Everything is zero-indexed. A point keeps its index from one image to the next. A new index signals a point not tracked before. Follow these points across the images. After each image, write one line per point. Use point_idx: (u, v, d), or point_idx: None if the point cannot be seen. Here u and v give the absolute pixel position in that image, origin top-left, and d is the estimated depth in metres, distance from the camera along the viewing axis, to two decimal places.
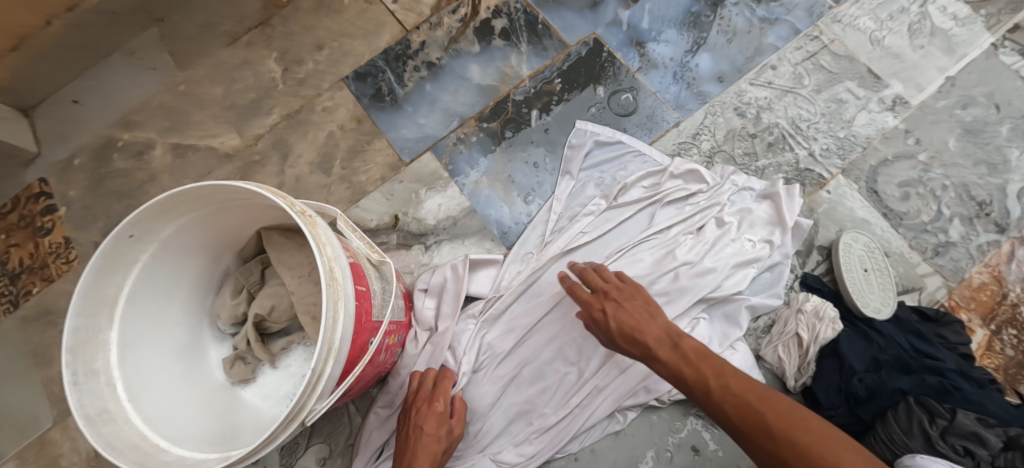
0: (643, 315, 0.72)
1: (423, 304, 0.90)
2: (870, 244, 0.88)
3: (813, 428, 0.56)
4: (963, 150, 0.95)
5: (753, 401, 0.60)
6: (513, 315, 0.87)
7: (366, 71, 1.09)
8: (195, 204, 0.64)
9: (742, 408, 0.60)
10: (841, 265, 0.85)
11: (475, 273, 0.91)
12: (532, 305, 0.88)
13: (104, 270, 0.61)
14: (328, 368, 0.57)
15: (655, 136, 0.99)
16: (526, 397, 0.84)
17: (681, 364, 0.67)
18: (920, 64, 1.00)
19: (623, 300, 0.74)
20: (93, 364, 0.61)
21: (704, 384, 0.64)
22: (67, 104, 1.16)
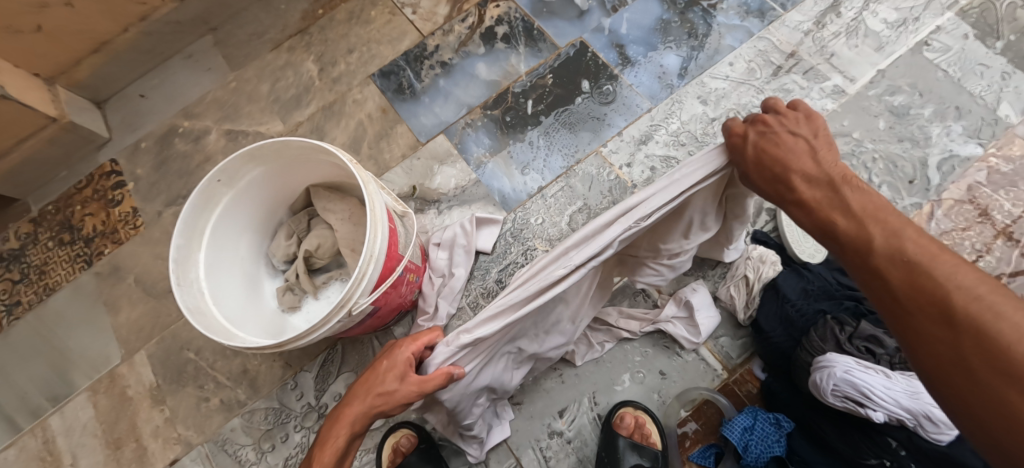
0: (800, 145, 0.62)
1: (437, 255, 1.10)
2: None
3: None
4: (891, 130, 1.14)
5: (909, 262, 0.51)
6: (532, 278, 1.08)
7: (390, 70, 1.30)
8: (267, 158, 0.84)
9: (891, 260, 0.53)
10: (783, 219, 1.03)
11: (482, 230, 1.11)
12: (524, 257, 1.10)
13: (198, 204, 0.80)
14: (370, 270, 0.75)
15: (633, 120, 1.18)
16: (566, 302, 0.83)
17: (838, 214, 0.57)
18: (855, 60, 1.19)
19: (783, 125, 0.63)
20: (189, 275, 0.79)
21: (851, 221, 0.56)
22: (135, 98, 1.38)
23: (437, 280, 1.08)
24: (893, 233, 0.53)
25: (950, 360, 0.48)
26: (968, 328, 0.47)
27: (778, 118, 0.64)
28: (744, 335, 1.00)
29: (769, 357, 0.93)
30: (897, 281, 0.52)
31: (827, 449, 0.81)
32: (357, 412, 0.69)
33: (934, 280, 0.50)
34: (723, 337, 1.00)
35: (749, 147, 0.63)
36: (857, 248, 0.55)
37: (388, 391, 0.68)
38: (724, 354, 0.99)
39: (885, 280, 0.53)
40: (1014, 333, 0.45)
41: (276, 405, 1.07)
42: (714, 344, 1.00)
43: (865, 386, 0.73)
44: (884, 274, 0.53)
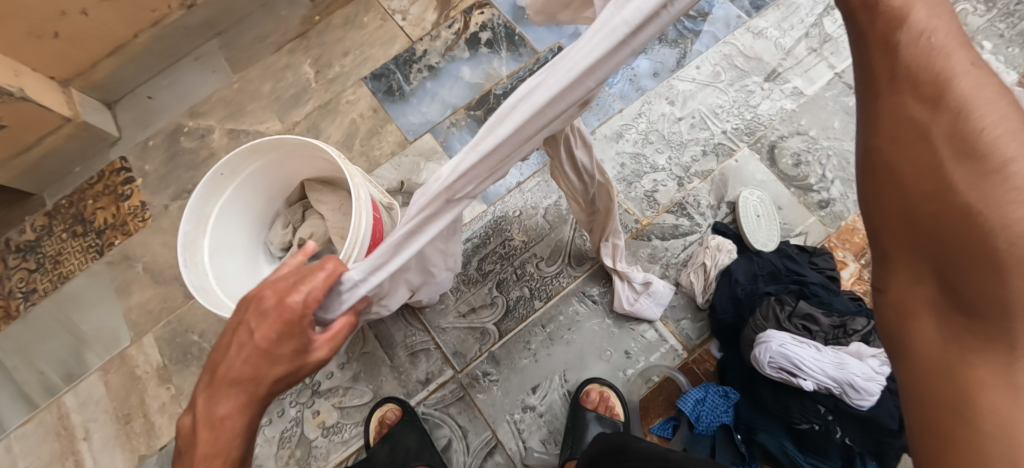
0: None
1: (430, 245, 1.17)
2: (763, 198, 1.14)
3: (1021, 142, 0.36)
4: (845, 128, 1.22)
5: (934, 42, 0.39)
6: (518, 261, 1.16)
7: (381, 73, 1.39)
8: (268, 153, 0.92)
9: (914, 40, 0.39)
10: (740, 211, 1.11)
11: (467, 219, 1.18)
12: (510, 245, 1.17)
13: (205, 194, 0.87)
14: (354, 252, 0.83)
15: (606, 118, 1.26)
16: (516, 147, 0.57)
17: None
18: (812, 63, 1.28)
19: None
20: (196, 258, 0.87)
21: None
22: (143, 99, 1.47)
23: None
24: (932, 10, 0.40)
25: (915, 143, 0.39)
26: (950, 109, 0.38)
27: None
28: (704, 318, 1.08)
29: (725, 337, 1.02)
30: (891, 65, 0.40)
31: (768, 414, 0.92)
32: (241, 426, 0.51)
33: (944, 63, 0.39)
34: (684, 320, 1.09)
35: None
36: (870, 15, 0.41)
37: (262, 375, 0.50)
38: (684, 335, 1.08)
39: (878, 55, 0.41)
40: (995, 115, 0.37)
41: None
42: (676, 325, 1.09)
43: (796, 357, 0.84)
44: (898, 51, 0.40)
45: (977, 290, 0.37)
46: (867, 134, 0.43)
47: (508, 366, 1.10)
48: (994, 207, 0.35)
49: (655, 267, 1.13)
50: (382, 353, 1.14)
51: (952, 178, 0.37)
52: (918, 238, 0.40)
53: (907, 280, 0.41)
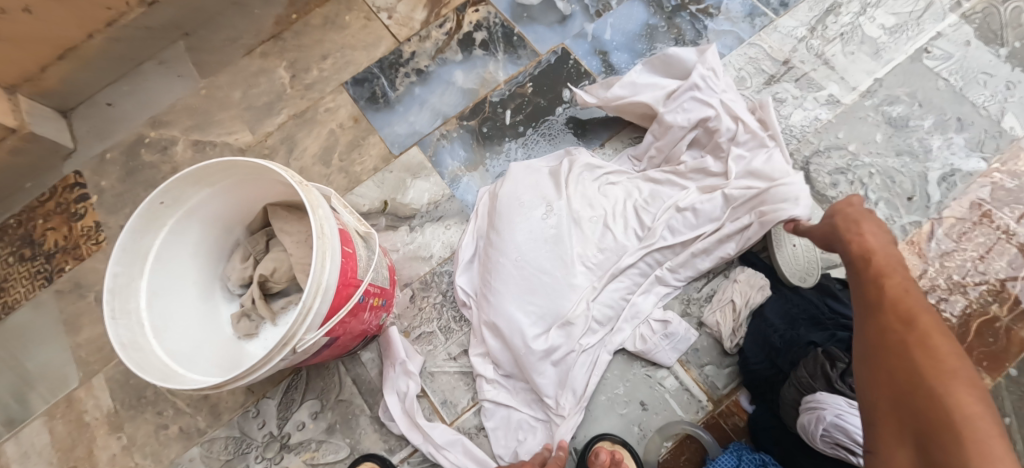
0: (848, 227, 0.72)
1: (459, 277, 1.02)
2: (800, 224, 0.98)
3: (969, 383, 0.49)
4: (888, 142, 1.07)
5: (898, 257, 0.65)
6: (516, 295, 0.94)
7: (363, 77, 1.24)
8: (217, 177, 0.78)
9: (895, 287, 0.60)
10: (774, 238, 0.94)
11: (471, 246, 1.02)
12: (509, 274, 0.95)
13: (139, 228, 0.75)
14: (315, 304, 0.69)
15: (615, 131, 1.13)
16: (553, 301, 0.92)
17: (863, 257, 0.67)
18: (848, 67, 1.13)
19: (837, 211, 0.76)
20: (127, 304, 0.74)
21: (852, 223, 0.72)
22: (102, 107, 1.29)
23: (423, 296, 1.05)
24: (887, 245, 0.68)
25: (896, 348, 0.55)
26: (917, 330, 0.55)
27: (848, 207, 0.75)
28: (731, 364, 0.94)
29: (756, 387, 0.88)
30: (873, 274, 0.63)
31: None
32: None
33: (910, 300, 0.58)
34: (708, 365, 0.94)
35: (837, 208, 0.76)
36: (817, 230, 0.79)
37: None
38: (709, 384, 0.93)
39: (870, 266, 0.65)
40: (950, 349, 0.52)
41: (237, 434, 1.02)
42: (699, 372, 0.94)
43: (856, 433, 0.70)
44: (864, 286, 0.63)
45: (948, 456, 0.46)
46: (866, 334, 0.59)
47: (505, 420, 0.94)
48: (952, 396, 0.48)
49: (676, 304, 0.98)
50: (361, 402, 1.00)
51: (925, 371, 0.51)
52: (898, 411, 0.52)
53: (894, 440, 0.51)
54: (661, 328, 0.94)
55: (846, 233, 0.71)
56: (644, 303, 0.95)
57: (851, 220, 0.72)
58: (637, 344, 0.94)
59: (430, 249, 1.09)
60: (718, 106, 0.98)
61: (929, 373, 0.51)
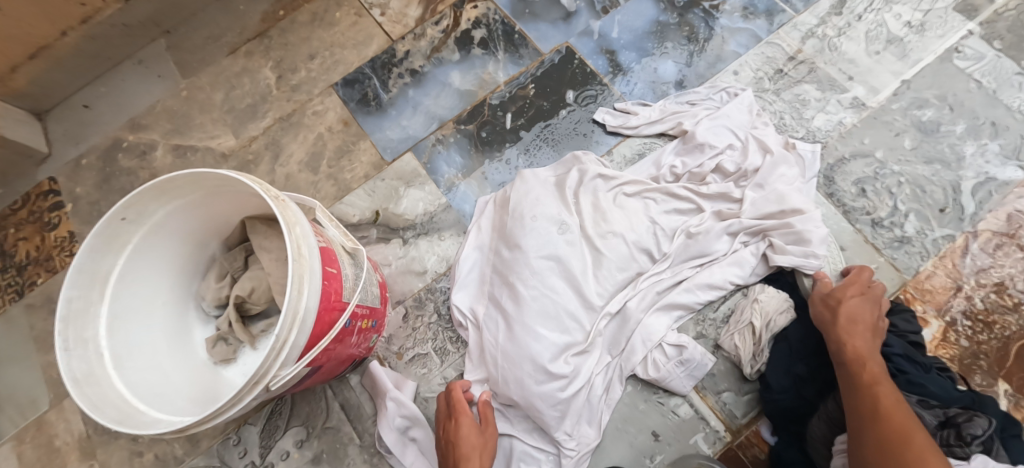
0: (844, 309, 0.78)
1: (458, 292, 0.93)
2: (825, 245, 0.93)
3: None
4: (917, 149, 1.00)
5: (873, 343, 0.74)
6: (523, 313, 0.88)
7: (354, 78, 1.17)
8: (185, 189, 0.71)
9: (876, 387, 0.67)
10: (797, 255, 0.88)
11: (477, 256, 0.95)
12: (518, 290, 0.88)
13: (98, 247, 0.67)
14: (292, 336, 0.62)
15: (624, 136, 1.06)
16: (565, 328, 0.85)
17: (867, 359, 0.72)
18: (873, 68, 1.06)
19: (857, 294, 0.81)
20: (84, 332, 0.67)
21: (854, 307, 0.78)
22: (78, 108, 1.20)
23: (417, 315, 0.98)
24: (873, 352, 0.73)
25: (886, 449, 0.60)
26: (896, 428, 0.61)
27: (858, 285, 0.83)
28: (751, 391, 0.87)
29: (776, 419, 0.81)
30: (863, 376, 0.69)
31: None
32: None
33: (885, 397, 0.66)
34: (726, 392, 0.88)
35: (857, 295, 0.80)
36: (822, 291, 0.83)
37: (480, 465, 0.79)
38: (727, 413, 0.87)
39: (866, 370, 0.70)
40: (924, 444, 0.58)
41: (216, 463, 0.94)
42: (716, 400, 0.88)
43: None
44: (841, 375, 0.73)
45: None
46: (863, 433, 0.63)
47: (506, 452, 0.86)
48: None
49: (691, 326, 0.92)
50: (350, 430, 0.93)
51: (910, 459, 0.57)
52: None
53: None
54: (676, 354, 0.87)
55: (846, 331, 0.75)
56: (655, 324, 0.88)
57: (847, 314, 0.77)
58: (650, 370, 0.87)
59: (425, 263, 1.02)
60: (747, 140, 0.97)
61: (904, 454, 0.58)
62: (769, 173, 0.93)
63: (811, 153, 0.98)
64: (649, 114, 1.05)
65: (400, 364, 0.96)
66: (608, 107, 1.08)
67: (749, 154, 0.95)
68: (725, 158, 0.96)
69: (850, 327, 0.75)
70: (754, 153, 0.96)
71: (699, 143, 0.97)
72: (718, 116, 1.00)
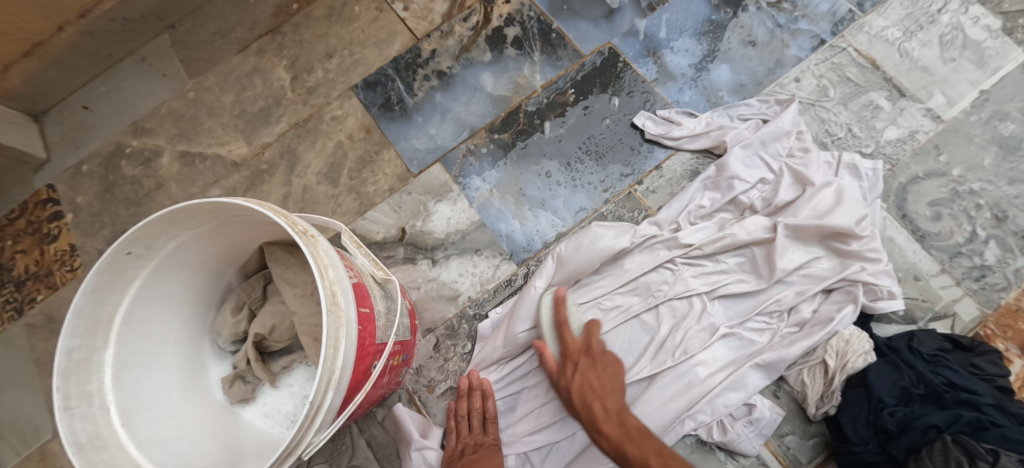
0: (604, 386, 0.76)
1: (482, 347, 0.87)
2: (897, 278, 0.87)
3: None
4: (999, 168, 0.91)
5: (622, 406, 0.74)
6: None
7: (375, 80, 1.07)
8: (199, 218, 0.63)
9: (659, 446, 0.67)
10: (875, 301, 0.80)
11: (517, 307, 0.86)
12: None
13: (101, 286, 0.59)
14: (328, 399, 0.55)
15: (672, 149, 0.97)
16: None
17: (624, 442, 0.69)
18: (950, 77, 0.96)
19: (574, 373, 0.77)
20: (86, 386, 0.59)
21: (591, 373, 0.76)
22: (77, 110, 1.11)
23: (450, 345, 0.91)
24: (612, 411, 0.73)
25: None
26: None
27: (588, 349, 0.78)
28: (817, 434, 0.81)
29: None
30: None
31: None
32: None
33: None
34: (789, 436, 0.82)
35: (576, 376, 0.76)
36: (555, 373, 0.78)
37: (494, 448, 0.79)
38: (790, 458, 0.81)
39: (629, 446, 0.68)
40: None
41: None
42: (779, 444, 0.81)
43: None
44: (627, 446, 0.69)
45: None
46: None
47: None
48: None
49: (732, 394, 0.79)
50: None
51: None
52: None
53: None
54: (745, 413, 0.80)
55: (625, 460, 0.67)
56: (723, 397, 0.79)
57: (608, 385, 0.76)
58: (715, 433, 0.79)
59: (457, 287, 0.94)
60: (781, 174, 0.88)
61: None
62: (806, 206, 0.83)
63: (873, 170, 0.88)
64: (693, 126, 0.96)
65: (431, 398, 0.89)
66: (650, 112, 0.99)
67: (781, 189, 0.86)
68: (755, 194, 0.88)
69: (591, 408, 0.73)
70: (786, 187, 0.86)
71: (728, 178, 0.89)
72: (751, 142, 0.90)
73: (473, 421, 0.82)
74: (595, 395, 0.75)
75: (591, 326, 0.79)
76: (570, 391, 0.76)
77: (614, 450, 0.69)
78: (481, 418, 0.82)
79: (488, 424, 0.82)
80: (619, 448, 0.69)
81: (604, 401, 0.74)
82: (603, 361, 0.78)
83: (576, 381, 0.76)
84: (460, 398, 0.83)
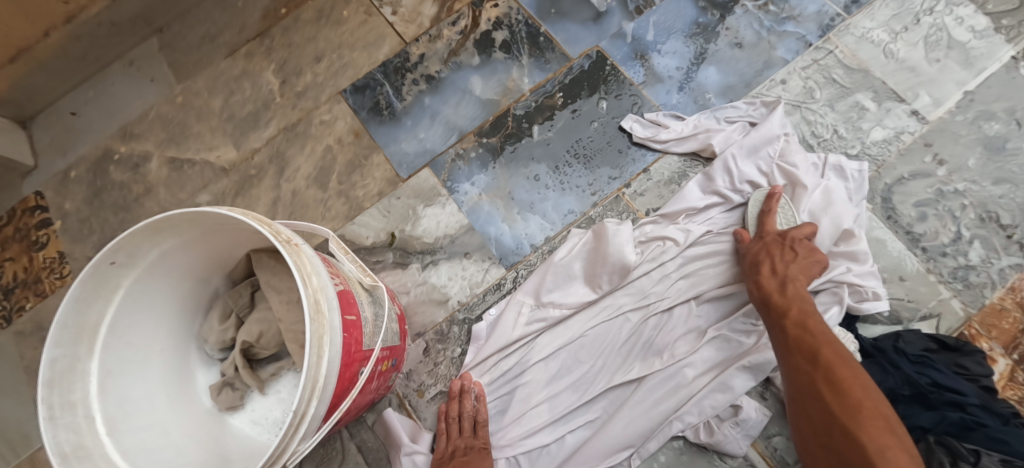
0: (780, 249, 0.78)
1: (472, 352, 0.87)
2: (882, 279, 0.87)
3: (870, 402, 0.60)
4: (983, 168, 0.91)
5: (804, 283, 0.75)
6: (557, 362, 0.84)
7: (365, 84, 1.07)
8: (184, 227, 0.63)
9: (824, 334, 0.68)
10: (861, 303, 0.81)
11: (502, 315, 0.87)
12: (556, 334, 0.85)
13: (85, 296, 0.59)
14: (311, 408, 0.55)
15: (660, 151, 0.97)
16: (592, 380, 0.83)
17: (775, 294, 0.74)
18: (935, 78, 0.97)
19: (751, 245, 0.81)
20: (71, 396, 0.59)
21: (777, 247, 0.78)
22: (64, 115, 1.10)
23: (439, 349, 0.91)
24: (801, 295, 0.73)
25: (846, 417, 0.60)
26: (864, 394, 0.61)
27: (790, 236, 0.78)
28: None
29: None
30: (813, 339, 0.68)
31: None
32: None
33: (853, 366, 0.64)
34: (777, 437, 0.82)
35: (757, 246, 0.80)
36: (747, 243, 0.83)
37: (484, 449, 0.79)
38: (778, 459, 0.81)
39: (775, 298, 0.73)
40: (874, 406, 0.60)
41: None
42: (766, 445, 0.82)
43: None
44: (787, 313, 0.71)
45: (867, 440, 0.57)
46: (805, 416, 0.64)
47: None
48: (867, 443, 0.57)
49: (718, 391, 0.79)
50: None
51: (853, 408, 0.60)
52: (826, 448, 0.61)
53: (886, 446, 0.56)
54: (731, 414, 0.80)
55: (792, 318, 0.70)
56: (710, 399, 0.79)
57: (779, 246, 0.78)
58: (702, 434, 0.80)
59: (447, 291, 0.94)
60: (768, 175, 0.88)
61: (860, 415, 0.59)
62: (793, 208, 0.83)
63: (859, 171, 0.88)
64: (681, 129, 0.96)
65: (420, 402, 0.89)
66: (638, 115, 0.99)
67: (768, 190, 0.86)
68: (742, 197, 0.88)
69: (758, 267, 0.77)
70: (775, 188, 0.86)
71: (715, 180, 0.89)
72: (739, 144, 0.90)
73: (463, 423, 0.82)
74: (771, 257, 0.77)
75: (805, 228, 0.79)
76: (748, 254, 0.81)
77: (764, 298, 0.75)
78: (470, 421, 0.82)
79: (478, 427, 0.81)
80: (768, 296, 0.74)
81: (801, 276, 0.75)
82: (805, 243, 0.78)
83: (767, 248, 0.79)
84: (451, 400, 0.83)
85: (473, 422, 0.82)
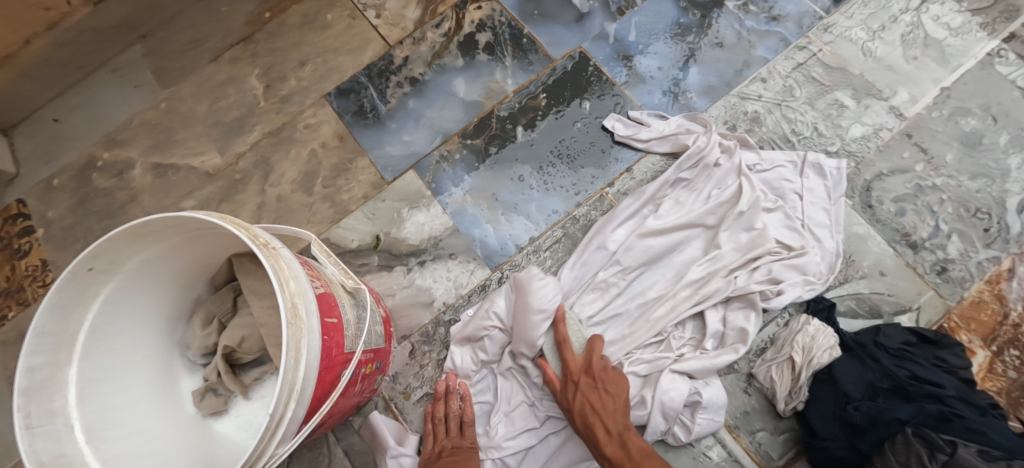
0: (603, 398, 0.75)
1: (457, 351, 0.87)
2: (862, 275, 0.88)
3: None
4: (960, 164, 0.93)
5: (627, 424, 0.74)
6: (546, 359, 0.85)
7: (349, 87, 1.07)
8: (164, 233, 0.63)
9: None
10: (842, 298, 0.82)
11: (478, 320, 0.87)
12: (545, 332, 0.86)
13: (63, 304, 0.59)
14: (289, 411, 0.55)
15: (643, 150, 0.98)
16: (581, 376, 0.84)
17: (625, 461, 0.70)
18: (912, 75, 0.98)
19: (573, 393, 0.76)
20: (50, 404, 0.59)
21: (594, 393, 0.75)
22: (48, 123, 1.09)
23: (425, 351, 0.91)
24: (632, 441, 0.72)
25: None
26: None
27: (592, 367, 0.77)
28: (788, 429, 0.83)
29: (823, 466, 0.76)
30: None
31: None
32: None
33: None
34: (761, 432, 0.83)
35: (577, 394, 0.76)
36: (558, 389, 0.78)
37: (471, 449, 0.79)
38: (763, 454, 0.82)
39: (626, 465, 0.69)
40: None
41: None
42: (751, 440, 0.83)
43: None
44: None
45: None
46: None
47: None
48: None
49: (683, 381, 0.79)
50: None
51: None
52: None
53: None
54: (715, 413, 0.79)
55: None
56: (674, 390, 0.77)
57: (605, 393, 0.75)
58: (682, 436, 0.79)
59: (433, 293, 0.94)
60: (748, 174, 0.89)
61: None
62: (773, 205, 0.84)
63: (836, 170, 0.90)
64: (663, 128, 0.97)
65: (407, 404, 0.89)
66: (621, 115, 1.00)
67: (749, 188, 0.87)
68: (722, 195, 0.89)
69: (594, 428, 0.73)
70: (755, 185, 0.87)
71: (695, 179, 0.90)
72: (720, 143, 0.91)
73: (450, 424, 0.82)
74: (598, 415, 0.74)
75: (594, 345, 0.79)
76: (572, 410, 0.75)
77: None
78: (457, 421, 0.82)
79: (465, 427, 0.82)
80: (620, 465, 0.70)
81: (615, 420, 0.73)
82: (618, 381, 0.77)
83: (585, 399, 0.75)
84: (437, 401, 0.83)
85: (459, 423, 0.82)
